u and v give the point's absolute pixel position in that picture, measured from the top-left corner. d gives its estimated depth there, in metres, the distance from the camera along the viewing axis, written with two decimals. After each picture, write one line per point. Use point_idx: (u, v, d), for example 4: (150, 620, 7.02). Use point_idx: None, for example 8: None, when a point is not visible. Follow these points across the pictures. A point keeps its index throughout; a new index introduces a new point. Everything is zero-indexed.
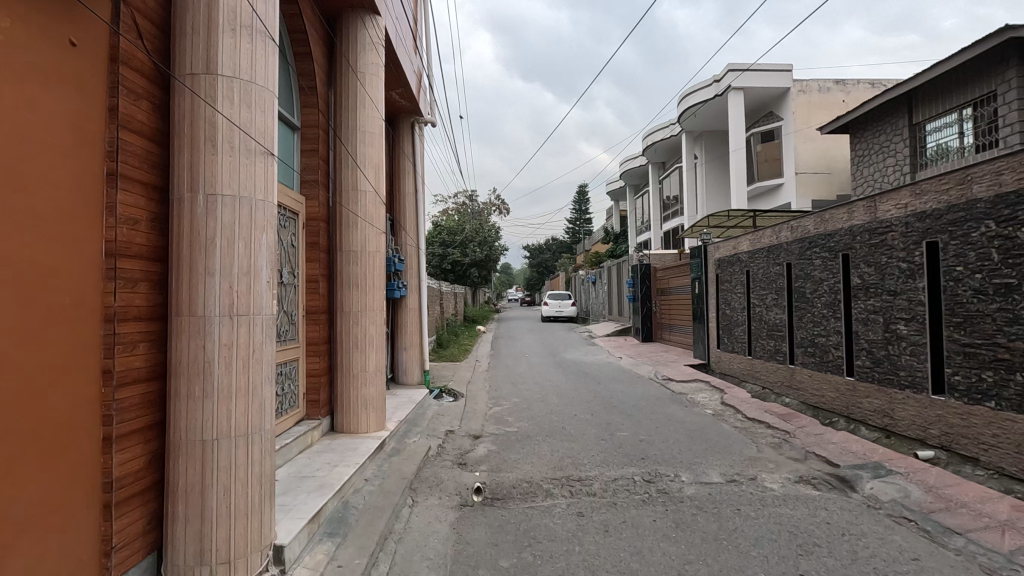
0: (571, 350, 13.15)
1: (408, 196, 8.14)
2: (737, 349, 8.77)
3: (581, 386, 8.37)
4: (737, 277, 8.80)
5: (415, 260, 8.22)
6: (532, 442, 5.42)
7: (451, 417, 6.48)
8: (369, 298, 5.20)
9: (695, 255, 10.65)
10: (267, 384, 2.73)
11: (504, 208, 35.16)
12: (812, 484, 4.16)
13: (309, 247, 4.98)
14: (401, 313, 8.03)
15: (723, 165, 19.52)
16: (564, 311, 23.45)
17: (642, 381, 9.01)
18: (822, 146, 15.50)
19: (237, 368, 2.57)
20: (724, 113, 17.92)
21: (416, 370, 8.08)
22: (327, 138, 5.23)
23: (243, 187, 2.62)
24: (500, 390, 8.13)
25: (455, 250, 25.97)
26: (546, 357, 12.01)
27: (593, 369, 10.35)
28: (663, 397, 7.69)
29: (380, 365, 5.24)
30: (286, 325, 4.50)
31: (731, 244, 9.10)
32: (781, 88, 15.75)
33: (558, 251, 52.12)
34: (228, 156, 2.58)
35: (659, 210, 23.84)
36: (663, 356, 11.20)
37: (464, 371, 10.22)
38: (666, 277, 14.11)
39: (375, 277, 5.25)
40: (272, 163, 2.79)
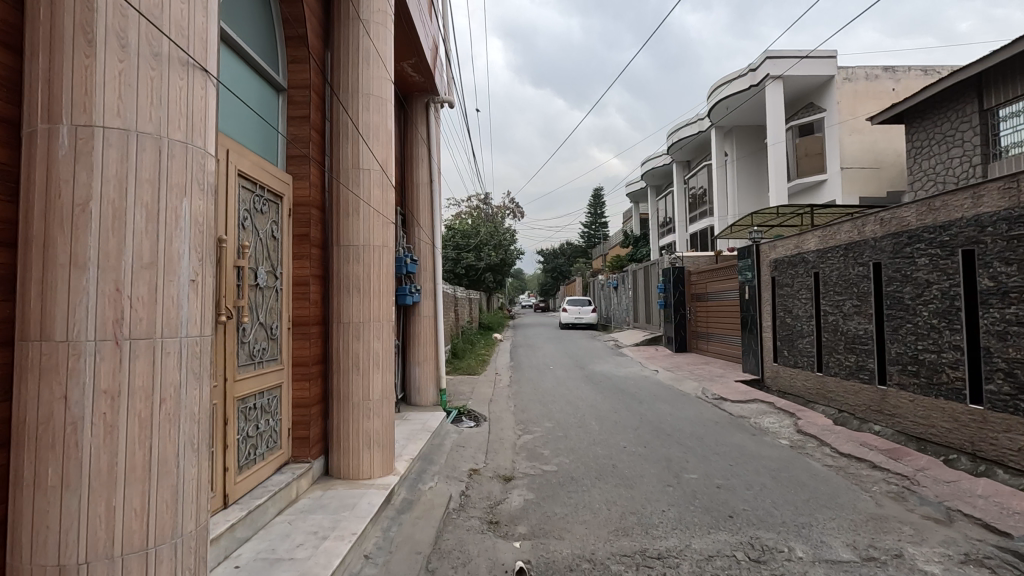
0: (600, 361, 12.00)
1: (421, 186, 7.06)
2: (801, 364, 7.56)
3: (622, 407, 7.21)
4: (801, 280, 7.58)
5: (430, 261, 7.11)
6: (580, 489, 4.27)
7: (474, 450, 5.35)
8: (373, 306, 4.08)
9: (743, 256, 9.47)
10: (193, 457, 1.61)
11: (519, 211, 34.15)
12: (989, 568, 2.96)
13: (297, 241, 3.89)
14: (414, 323, 6.93)
15: (756, 162, 18.28)
16: (583, 317, 22.29)
17: (690, 400, 7.82)
18: (870, 139, 14.22)
19: (129, 437, 1.45)
20: (758, 106, 16.73)
21: (431, 390, 6.95)
22: (321, 104, 4.15)
23: (145, 114, 1.52)
24: (528, 412, 6.99)
25: (469, 254, 24.95)
26: (573, 369, 10.87)
27: (629, 385, 9.18)
28: (722, 422, 6.50)
29: (387, 392, 4.13)
30: (262, 342, 3.40)
31: (792, 242, 7.92)
32: (825, 76, 14.55)
33: (573, 256, 50.99)
34: (117, 61, 1.48)
35: (684, 211, 22.64)
36: (706, 369, 10.01)
37: (485, 387, 9.10)
38: (703, 282, 12.90)
39: (381, 279, 4.14)
40: (205, 82, 1.70)
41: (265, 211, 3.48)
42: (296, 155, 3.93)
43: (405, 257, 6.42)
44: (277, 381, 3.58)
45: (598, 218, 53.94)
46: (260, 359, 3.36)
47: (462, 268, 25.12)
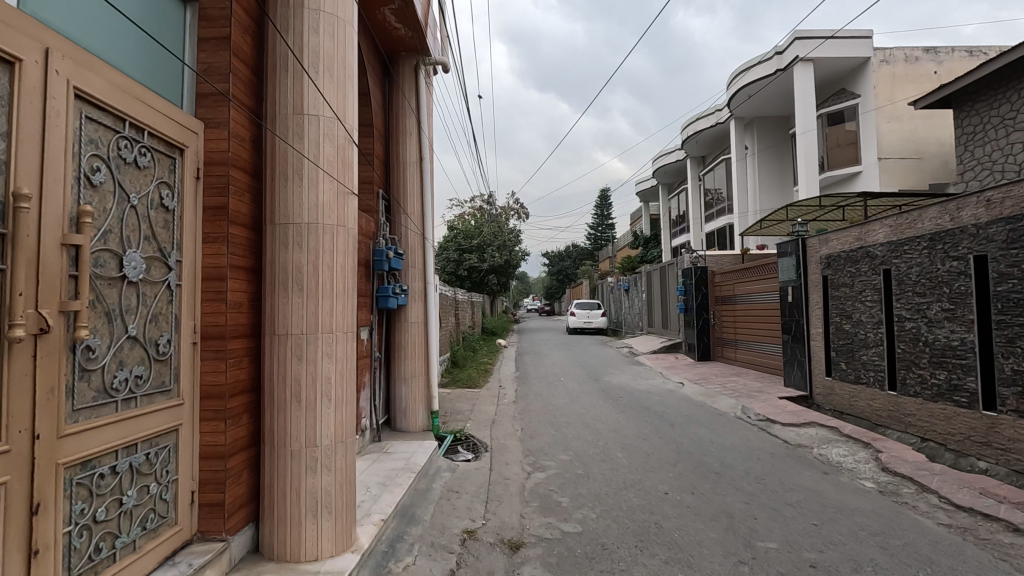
0: (616, 372, 10.76)
1: (409, 165, 5.84)
2: (866, 381, 6.30)
3: (652, 433, 5.96)
4: (865, 279, 6.33)
5: (421, 255, 5.88)
6: (619, 567, 3.04)
7: (471, 498, 4.12)
8: (322, 314, 2.85)
9: (781, 254, 8.23)
10: None
11: (523, 213, 32.95)
12: None
13: (210, 216, 2.68)
14: (398, 330, 5.70)
15: (779, 156, 17.04)
16: (593, 322, 21.08)
17: (730, 422, 6.57)
18: (910, 127, 12.98)
19: None
20: (783, 93, 15.47)
21: (420, 411, 5.69)
22: (255, 24, 2.95)
23: None
24: (539, 440, 5.76)
25: (472, 255, 23.74)
26: (586, 382, 9.63)
27: (654, 401, 7.93)
28: (779, 454, 5.25)
29: (341, 437, 2.89)
30: (134, 367, 2.17)
31: (850, 234, 6.67)
32: (859, 58, 13.32)
33: (579, 258, 49.82)
34: None
35: (700, 209, 21.39)
36: (740, 383, 8.75)
37: (486, 404, 7.87)
38: (729, 283, 11.64)
39: (332, 275, 2.91)
40: None
41: (146, 166, 2.27)
42: (210, 91, 2.70)
43: (386, 249, 5.24)
44: (164, 422, 2.34)
45: (604, 221, 53.21)
46: (130, 392, 2.15)
47: (464, 270, 23.92)
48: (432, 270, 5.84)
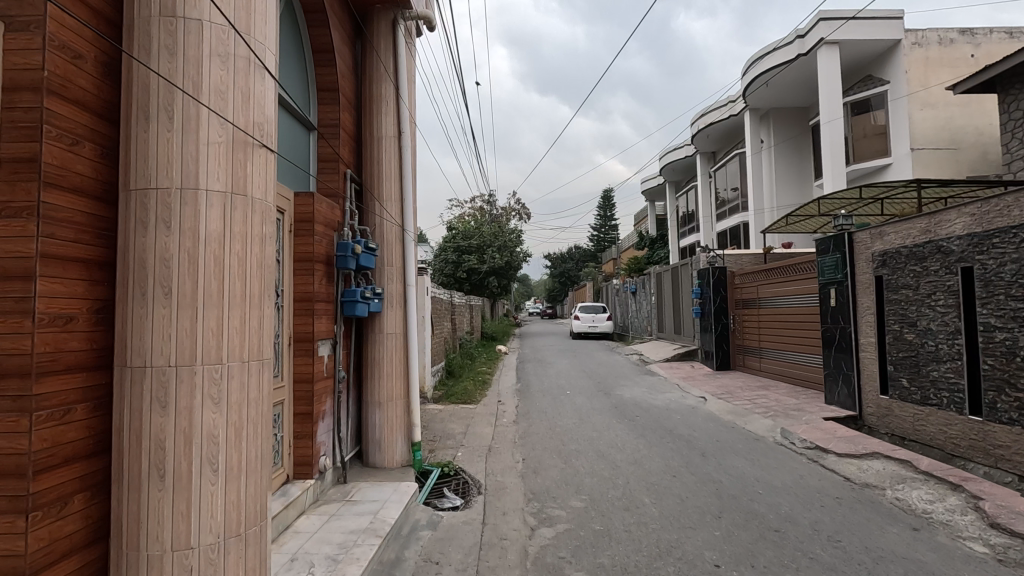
0: (628, 383, 9.70)
1: (384, 141, 4.78)
2: (937, 402, 5.24)
3: (682, 468, 4.90)
4: (936, 280, 5.27)
5: (400, 251, 4.80)
6: None
7: (456, 573, 3.06)
8: (202, 331, 1.80)
9: (820, 252, 7.18)
10: None
11: (524, 213, 31.90)
12: None
13: (11, 174, 1.62)
14: (370, 343, 4.66)
15: (797, 150, 15.98)
16: (598, 326, 20.07)
17: (773, 452, 5.50)
18: (945, 115, 11.90)
19: None
20: (803, 81, 14.41)
21: (399, 443, 4.63)
22: None
23: None
24: (544, 478, 4.70)
25: (471, 257, 22.71)
26: (596, 396, 8.57)
27: (676, 422, 6.88)
28: (846, 499, 4.19)
29: (235, 530, 1.82)
30: None
31: (914, 227, 5.61)
32: (889, 41, 12.27)
33: (582, 260, 48.76)
34: None
35: (711, 207, 20.36)
36: (773, 398, 7.68)
37: (483, 425, 6.82)
38: (752, 285, 10.58)
39: (222, 274, 1.86)
40: None
41: None
42: None
43: (353, 244, 4.22)
44: None
45: (607, 222, 52.31)
46: None
47: (463, 273, 22.89)
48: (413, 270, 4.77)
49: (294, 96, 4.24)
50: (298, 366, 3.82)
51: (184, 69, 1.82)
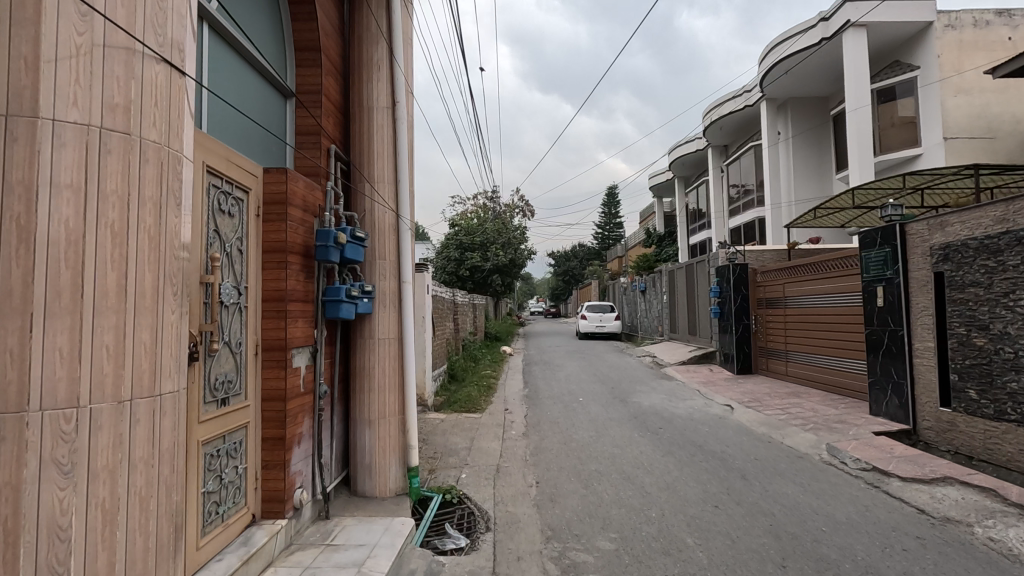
0: (645, 389, 8.98)
1: (375, 112, 4.06)
2: (1018, 418, 4.51)
3: (724, 496, 4.19)
4: (1015, 276, 4.55)
5: (394, 242, 4.08)
6: None
7: None
8: (44, 339, 1.60)
9: (864, 246, 6.48)
10: None
11: (528, 210, 31.15)
12: None
13: None
14: (359, 350, 3.96)
15: (817, 142, 15.25)
16: (606, 326, 19.36)
17: (824, 474, 4.78)
18: (981, 102, 11.12)
19: None
20: (825, 68, 13.66)
21: (392, 467, 3.93)
22: None
23: None
24: (564, 510, 3.99)
25: (474, 254, 22.01)
26: (612, 404, 7.86)
27: (705, 435, 6.16)
28: (931, 540, 3.48)
29: None
30: None
31: (986, 216, 4.88)
32: (920, 23, 11.51)
33: (587, 259, 47.99)
34: None
35: (724, 202, 19.60)
36: (809, 408, 6.95)
37: (489, 439, 6.11)
38: (778, 283, 9.85)
39: (77, 272, 1.64)
40: None
41: None
42: None
43: (336, 231, 3.52)
44: None
45: (612, 220, 51.50)
46: None
47: (466, 271, 22.19)
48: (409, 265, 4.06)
49: (269, 58, 3.53)
50: (268, 381, 3.13)
51: (23, 35, 1.59)
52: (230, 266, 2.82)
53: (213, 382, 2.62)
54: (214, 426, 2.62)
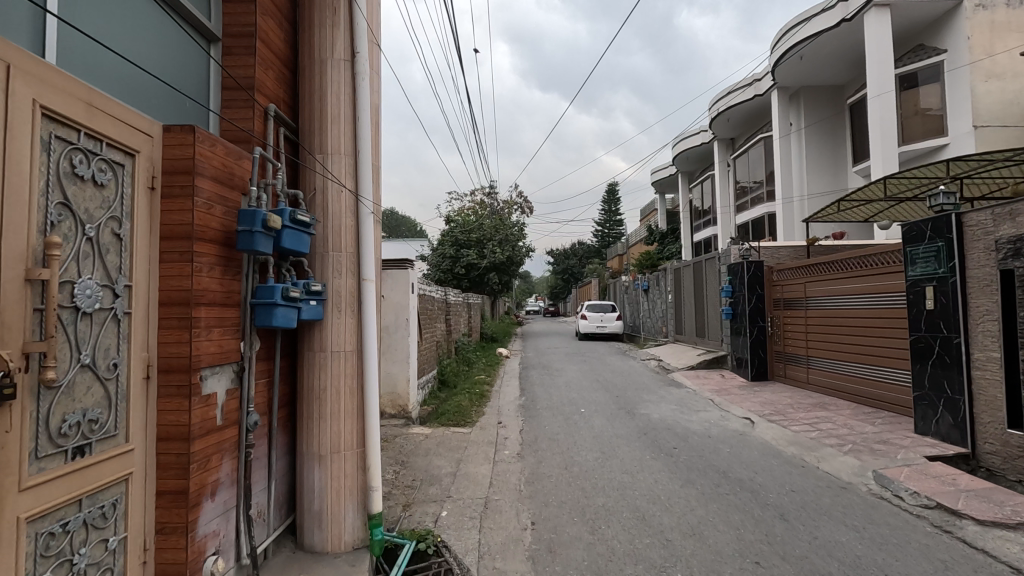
0: (654, 399, 8.17)
1: (329, 67, 3.22)
2: None
3: (762, 546, 3.38)
4: None
5: (353, 229, 3.23)
6: None
7: None
8: None
9: (908, 241, 5.68)
10: None
11: (527, 206, 30.29)
12: None
13: None
14: (307, 365, 3.14)
15: (831, 132, 14.45)
16: (607, 326, 18.56)
17: (876, 514, 3.98)
18: (1014, 87, 10.30)
19: None
20: (842, 53, 12.85)
21: (348, 516, 3.11)
22: None
23: None
24: (565, 566, 3.18)
25: (470, 251, 21.20)
26: (617, 417, 7.04)
27: (727, 457, 5.35)
28: None
29: None
30: None
31: None
32: (949, 2, 10.69)
33: (586, 257, 47.16)
34: None
35: (731, 198, 18.79)
36: (841, 425, 6.15)
37: (478, 461, 5.29)
38: (798, 282, 9.04)
39: None
40: None
41: None
42: None
43: (267, 212, 2.60)
44: None
45: (613, 217, 50.67)
46: None
47: (461, 268, 21.35)
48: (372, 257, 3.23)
49: None
50: (165, 414, 2.30)
51: None
52: (96, 255, 1.99)
53: (57, 425, 1.80)
54: (57, 488, 1.79)
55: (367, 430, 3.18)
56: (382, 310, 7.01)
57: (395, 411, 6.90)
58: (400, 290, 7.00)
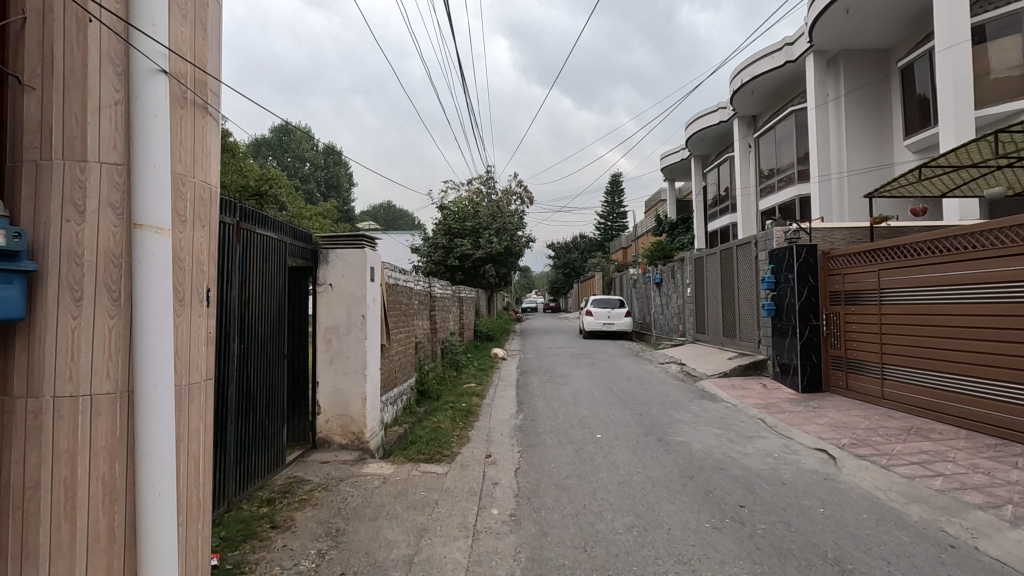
0: (688, 419, 6.37)
1: None
2: None
3: None
4: None
5: (121, 118, 1.98)
6: None
7: None
8: None
9: None
10: None
11: (527, 196, 28.40)
12: None
13: None
14: (6, 427, 1.86)
15: (875, 102, 12.66)
16: (614, 323, 16.82)
17: None
18: None
19: None
20: (898, 6, 10.97)
21: None
22: None
23: None
24: None
25: (464, 241, 19.38)
26: (647, 449, 5.22)
27: (827, 525, 3.53)
28: None
29: None
30: None
31: None
32: None
33: (588, 250, 45.32)
34: None
35: (753, 181, 16.97)
36: (971, 468, 4.34)
37: (449, 534, 3.49)
38: (863, 270, 7.26)
39: None
40: None
41: None
42: None
43: None
44: None
45: (615, 209, 48.78)
46: None
47: (455, 260, 19.50)
48: (149, 183, 1.96)
49: None
50: None
51: None
52: None
53: None
54: None
55: (140, 521, 1.91)
56: (329, 304, 5.19)
57: (346, 441, 5.10)
58: (353, 278, 5.18)
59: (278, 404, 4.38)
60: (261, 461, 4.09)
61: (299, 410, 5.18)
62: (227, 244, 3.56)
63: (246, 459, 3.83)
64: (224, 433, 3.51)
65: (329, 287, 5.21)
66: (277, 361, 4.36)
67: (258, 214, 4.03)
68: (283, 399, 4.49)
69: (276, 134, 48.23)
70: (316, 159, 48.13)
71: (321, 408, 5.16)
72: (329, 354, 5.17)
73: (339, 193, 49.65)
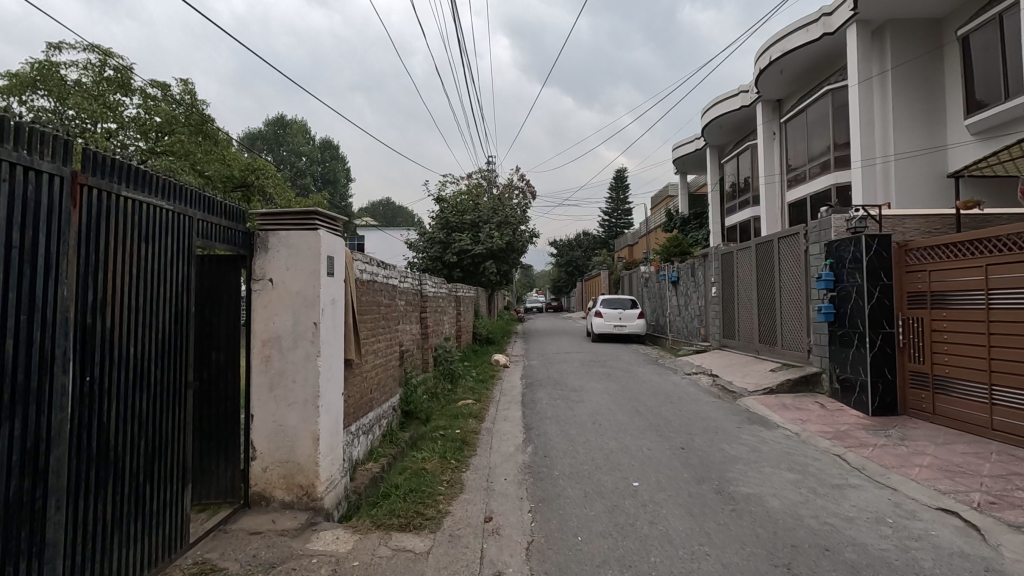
0: (747, 456, 4.93)
1: None
2: None
3: None
4: None
5: None
6: None
7: None
8: None
9: None
10: None
11: (530, 190, 26.95)
12: None
13: None
14: None
15: (927, 77, 11.19)
16: (626, 325, 15.40)
17: None
18: None
19: None
20: None
21: None
22: None
23: None
24: None
25: (463, 235, 17.96)
26: (707, 509, 3.79)
27: None
28: None
29: None
30: None
31: None
32: None
33: (592, 248, 43.88)
34: None
35: (780, 171, 15.53)
36: None
37: None
38: (953, 265, 5.83)
39: None
40: None
41: None
42: None
43: None
44: None
45: (619, 205, 47.33)
46: None
47: (453, 256, 18.06)
48: None
49: None
50: None
51: None
52: None
53: None
54: None
55: None
56: (268, 308, 3.77)
57: (291, 498, 3.67)
58: (302, 273, 3.75)
59: (174, 457, 2.92)
60: (138, 550, 2.62)
61: (225, 451, 3.73)
62: (51, 210, 2.10)
63: (100, 559, 2.36)
64: (42, 529, 2.06)
65: (269, 285, 3.78)
66: (173, 394, 2.90)
67: (130, 168, 2.57)
68: (187, 447, 3.03)
69: (272, 128, 46.88)
70: (312, 153, 46.69)
71: (256, 452, 3.71)
72: (268, 376, 3.75)
73: (336, 188, 48.28)
